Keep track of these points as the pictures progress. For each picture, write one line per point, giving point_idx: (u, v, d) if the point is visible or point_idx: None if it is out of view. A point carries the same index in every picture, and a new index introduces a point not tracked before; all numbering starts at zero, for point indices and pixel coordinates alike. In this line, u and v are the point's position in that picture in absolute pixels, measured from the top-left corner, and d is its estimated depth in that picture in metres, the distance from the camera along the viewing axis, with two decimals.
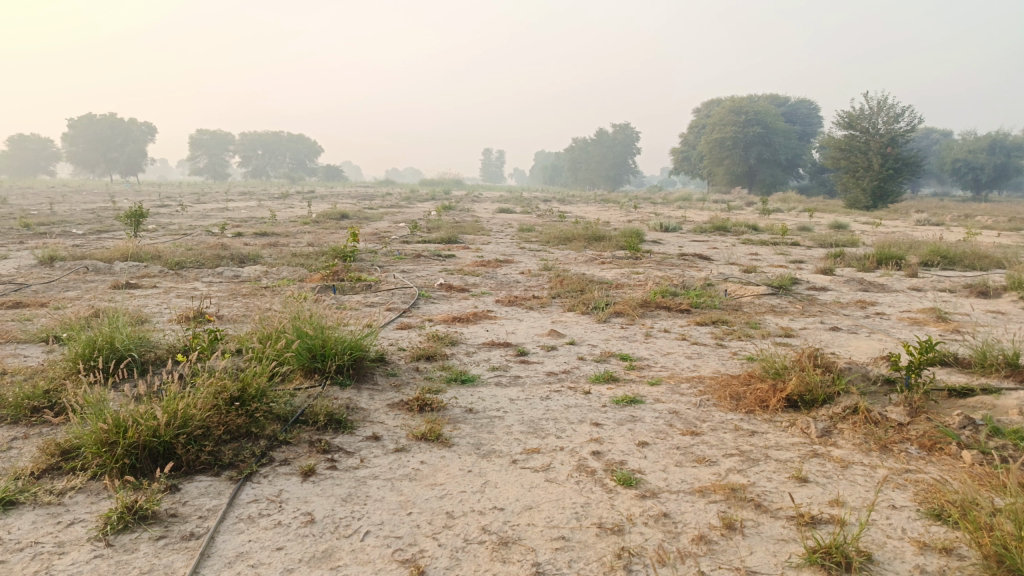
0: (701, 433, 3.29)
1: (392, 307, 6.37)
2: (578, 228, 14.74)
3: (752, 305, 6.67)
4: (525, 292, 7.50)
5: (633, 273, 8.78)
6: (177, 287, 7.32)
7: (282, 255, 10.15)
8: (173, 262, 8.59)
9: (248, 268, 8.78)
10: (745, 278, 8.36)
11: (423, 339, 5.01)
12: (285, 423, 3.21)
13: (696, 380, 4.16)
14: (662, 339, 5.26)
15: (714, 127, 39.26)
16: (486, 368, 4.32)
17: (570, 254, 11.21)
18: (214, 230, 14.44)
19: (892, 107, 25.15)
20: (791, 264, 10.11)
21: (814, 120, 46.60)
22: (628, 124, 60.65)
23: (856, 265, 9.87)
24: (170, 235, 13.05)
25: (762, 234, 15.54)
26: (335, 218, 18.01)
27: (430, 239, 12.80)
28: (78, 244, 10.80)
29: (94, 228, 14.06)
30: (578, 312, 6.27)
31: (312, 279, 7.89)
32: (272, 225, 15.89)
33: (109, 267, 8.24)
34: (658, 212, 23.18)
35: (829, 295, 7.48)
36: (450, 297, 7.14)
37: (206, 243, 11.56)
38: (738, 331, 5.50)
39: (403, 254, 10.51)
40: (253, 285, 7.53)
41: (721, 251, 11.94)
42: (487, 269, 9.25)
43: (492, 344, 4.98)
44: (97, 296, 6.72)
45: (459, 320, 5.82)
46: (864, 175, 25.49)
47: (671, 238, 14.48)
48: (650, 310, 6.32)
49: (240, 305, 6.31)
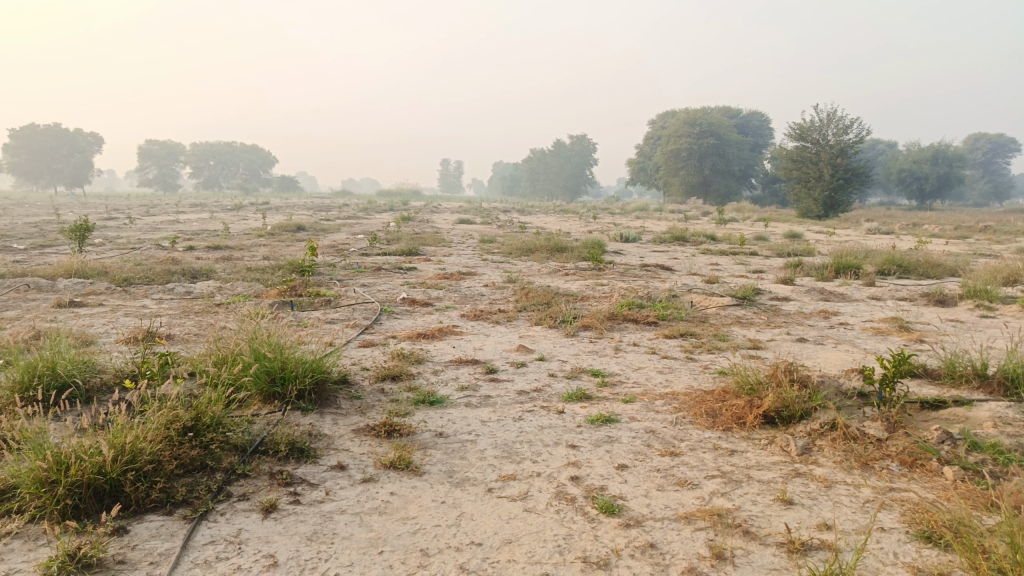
0: (679, 453, 3.20)
1: (354, 323, 6.17)
2: (539, 238, 14.66)
3: (719, 317, 6.64)
4: (489, 305, 7.36)
5: (598, 284, 8.72)
6: (125, 305, 6.99)
7: (237, 269, 9.82)
8: (120, 278, 8.22)
9: (201, 284, 8.45)
10: (709, 289, 8.36)
11: (388, 358, 4.83)
12: (244, 453, 3.00)
13: (671, 396, 4.08)
14: (632, 353, 5.18)
15: (669, 138, 39.81)
16: (454, 388, 4.16)
17: (533, 266, 11.11)
18: (165, 244, 13.97)
19: (841, 119, 25.80)
20: (752, 274, 10.18)
21: (766, 131, 47.59)
22: (585, 135, 61.07)
23: (816, 274, 9.98)
24: (118, 249, 12.56)
25: (721, 244, 15.67)
26: (291, 230, 17.61)
27: (390, 251, 12.58)
28: (19, 260, 10.29)
29: (37, 243, 13.45)
30: (545, 326, 6.15)
31: (269, 295, 7.63)
32: (226, 238, 15.44)
33: (52, 284, 7.84)
34: (618, 223, 23.29)
35: (792, 305, 7.51)
36: (413, 311, 6.97)
37: (157, 257, 11.15)
38: (707, 343, 5.45)
39: (363, 267, 10.27)
40: (207, 301, 7.23)
41: (682, 261, 11.99)
42: (450, 282, 9.08)
43: (459, 361, 4.83)
44: (39, 315, 6.36)
45: (424, 336, 5.65)
46: (815, 185, 26.02)
47: (633, 249, 14.52)
48: (618, 323, 6.24)
49: (193, 324, 6.03)
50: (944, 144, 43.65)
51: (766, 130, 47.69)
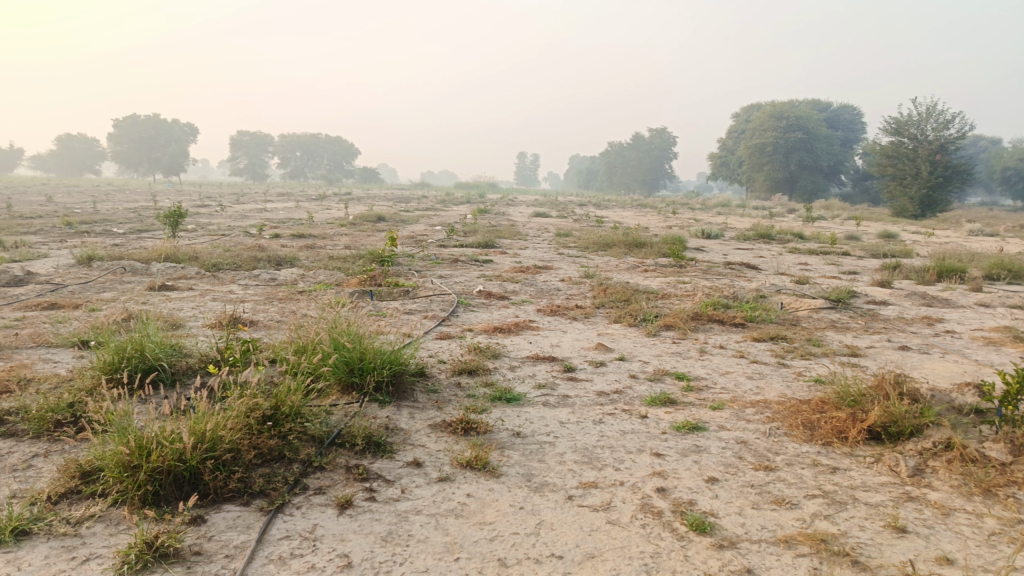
0: (775, 468, 2.97)
1: (431, 315, 6.13)
2: (617, 233, 14.39)
3: (811, 320, 6.28)
4: (567, 301, 7.20)
5: (680, 282, 8.43)
6: (212, 290, 7.18)
7: (319, 258, 10.00)
8: (209, 263, 8.48)
9: (284, 271, 8.63)
10: (798, 290, 7.96)
11: (464, 351, 4.75)
12: (321, 445, 2.96)
13: (762, 404, 3.83)
14: (719, 356, 4.92)
15: (754, 132, 38.55)
16: (532, 386, 4.03)
17: (611, 261, 10.87)
18: (252, 231, 14.42)
19: (942, 113, 24.31)
20: (845, 276, 9.64)
21: (858, 126, 45.44)
22: (665, 128, 59.83)
23: (915, 278, 9.35)
24: (208, 235, 13.05)
25: (809, 243, 14.97)
26: (370, 220, 17.90)
27: (467, 243, 12.59)
28: (118, 244, 10.80)
29: (135, 227, 14.14)
30: (625, 324, 5.95)
31: (348, 283, 7.71)
32: (309, 227, 15.83)
33: (146, 267, 8.16)
34: (699, 218, 22.63)
35: (891, 310, 7.04)
36: (490, 304, 6.88)
37: (244, 244, 11.49)
38: (800, 348, 5.14)
39: (441, 258, 10.28)
40: (289, 288, 7.37)
41: (768, 259, 11.51)
42: (527, 276, 8.96)
43: (537, 358, 4.70)
44: (133, 298, 6.60)
45: (500, 330, 5.56)
46: (911, 182, 24.62)
47: (714, 246, 14.06)
48: (702, 324, 5.98)
49: (275, 310, 6.13)
50: None
51: (858, 125, 45.54)
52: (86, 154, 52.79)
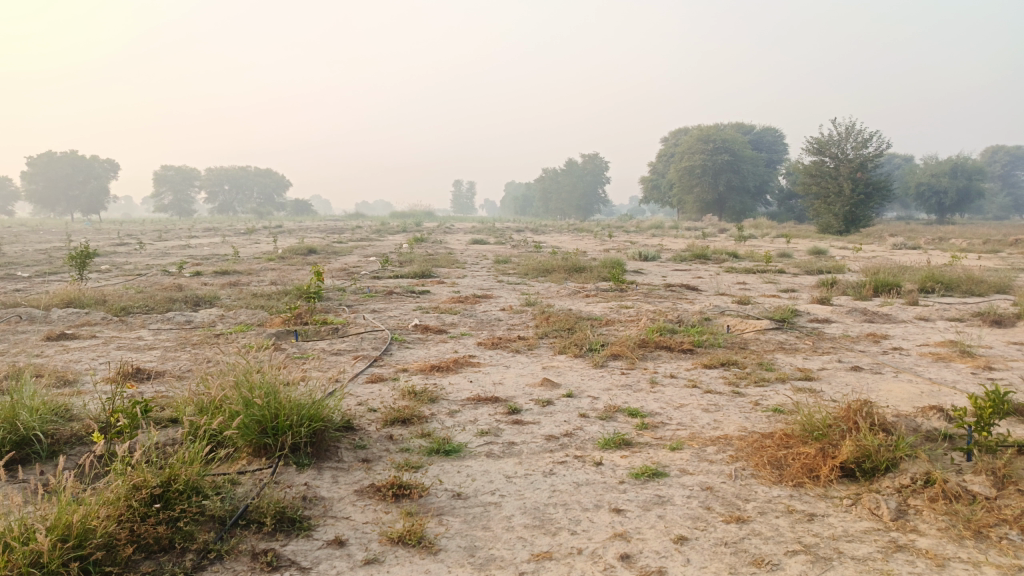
0: (748, 519, 2.65)
1: (361, 354, 5.68)
2: (555, 259, 14.16)
3: (759, 342, 6.09)
4: (507, 332, 6.84)
5: (622, 307, 8.19)
6: (119, 337, 6.54)
7: (242, 296, 9.37)
8: (118, 307, 7.80)
9: (203, 312, 8.00)
10: (743, 310, 7.81)
11: (397, 397, 4.31)
12: (222, 527, 2.48)
13: (724, 441, 3.53)
14: (671, 387, 4.63)
15: (683, 156, 39.40)
16: (474, 434, 3.62)
17: (551, 287, 10.60)
18: (172, 270, 13.57)
19: (860, 133, 25.25)
20: (785, 294, 9.60)
21: (781, 147, 47.06)
22: (597, 152, 60.80)
23: (852, 293, 9.37)
24: (123, 276, 12.20)
25: (745, 262, 15.09)
26: (301, 253, 17.23)
27: (402, 274, 12.12)
28: (19, 289, 9.92)
29: (41, 271, 13.13)
30: (570, 356, 5.61)
31: (272, 323, 7.15)
32: (235, 263, 15.06)
33: (45, 314, 7.41)
34: (635, 241, 22.76)
35: (836, 328, 6.93)
36: (426, 340, 6.45)
37: (161, 284, 10.73)
38: (753, 375, 4.91)
39: (374, 291, 9.80)
40: (206, 331, 6.76)
41: (708, 280, 11.42)
42: (465, 306, 8.58)
43: (477, 399, 4.30)
44: (24, 350, 5.92)
45: (437, 368, 5.13)
46: (835, 200, 25.36)
47: (653, 268, 13.97)
48: (650, 352, 5.70)
49: (187, 358, 5.56)
50: (962, 157, 42.98)
51: (781, 146, 47.15)
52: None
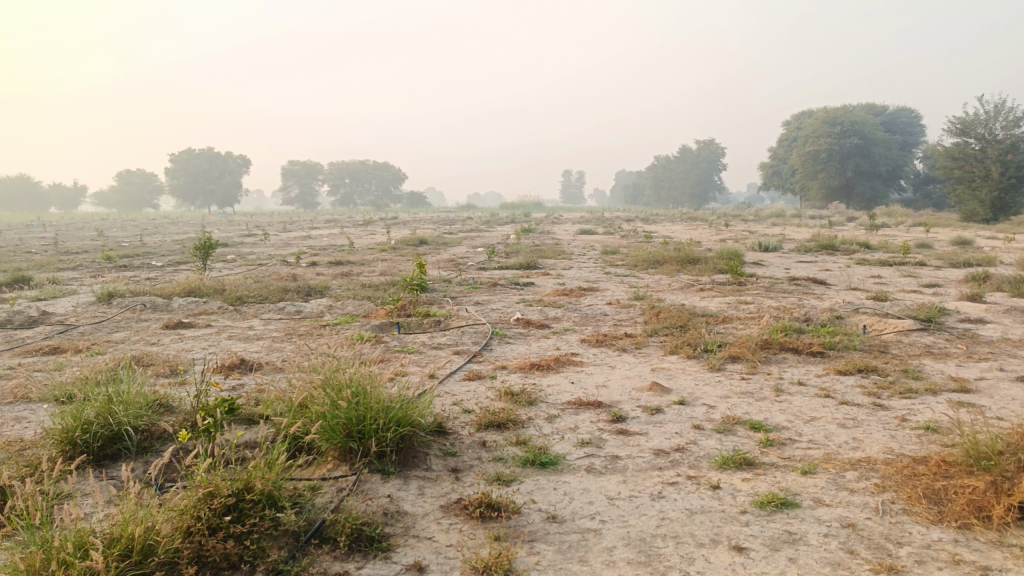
0: (903, 570, 2.18)
1: (461, 349, 5.47)
2: (667, 249, 13.55)
3: (901, 346, 5.39)
4: (614, 328, 6.46)
5: (741, 302, 7.60)
6: (231, 326, 6.67)
7: (351, 286, 9.46)
8: (233, 297, 8.03)
9: (312, 302, 8.10)
10: (880, 308, 7.02)
11: (493, 398, 4.06)
12: (295, 544, 2.29)
13: (867, 467, 3.03)
14: (799, 397, 4.12)
15: (806, 140, 37.16)
16: (574, 445, 3.30)
17: (662, 280, 10.07)
18: (290, 260, 14.03)
19: (1012, 110, 22.77)
20: (927, 290, 8.64)
21: (917, 129, 43.44)
22: (712, 139, 58.62)
23: (1009, 288, 8.29)
24: (245, 266, 12.73)
25: (877, 253, 13.87)
26: (412, 244, 17.45)
27: (509, 265, 11.94)
28: (150, 278, 10.49)
29: (173, 260, 13.95)
30: (682, 357, 5.16)
31: (376, 314, 7.10)
32: (349, 253, 15.39)
33: (167, 303, 7.72)
34: (753, 231, 21.59)
35: (993, 330, 6.07)
36: (528, 334, 6.18)
37: (277, 274, 11.05)
38: (897, 385, 4.30)
39: (478, 283, 9.65)
40: (312, 322, 6.80)
41: (836, 273, 10.51)
42: (570, 299, 8.24)
43: (579, 404, 3.97)
44: (144, 338, 6.12)
45: (538, 367, 4.84)
46: (981, 185, 22.98)
47: (774, 259, 13.08)
48: (773, 354, 5.16)
49: (290, 348, 5.55)
50: None
51: (917, 127, 43.53)
52: (146, 189, 54.45)
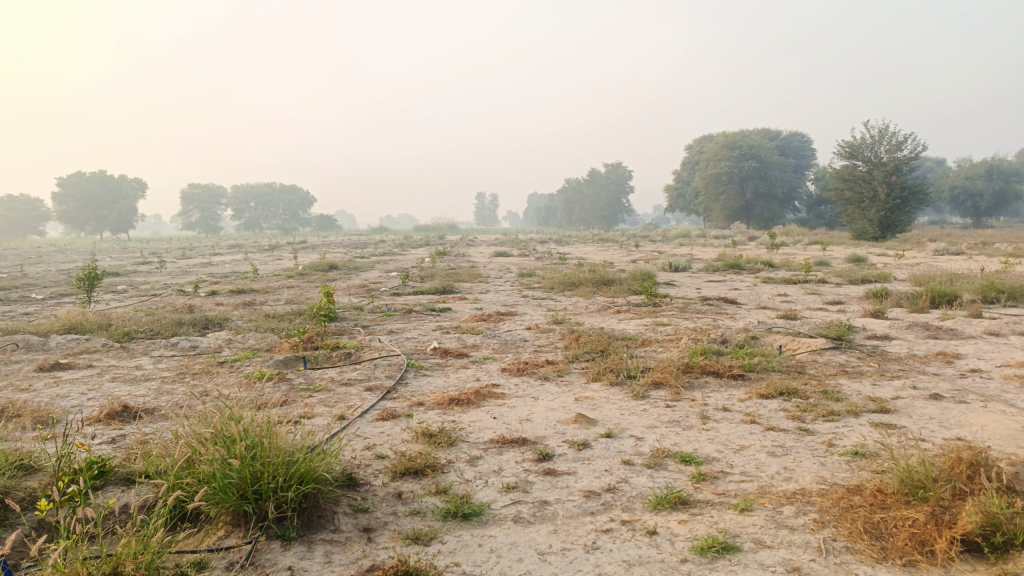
0: None
1: (373, 384, 5.12)
2: (582, 271, 13.54)
3: (816, 366, 5.43)
4: (534, 355, 6.25)
5: (659, 324, 7.57)
6: (116, 367, 6.05)
7: (255, 317, 8.89)
8: (120, 333, 7.35)
9: (210, 336, 7.52)
10: (792, 327, 7.13)
11: (409, 440, 3.75)
12: None
13: (803, 500, 2.92)
14: (726, 424, 4.01)
15: (708, 163, 38.62)
16: (498, 491, 3.04)
17: (580, 302, 10.00)
18: (187, 289, 13.17)
19: (894, 135, 24.35)
20: (832, 307, 8.92)
21: (809, 152, 46.00)
22: (619, 162, 60.19)
23: (907, 304, 8.65)
24: (137, 297, 11.83)
25: (781, 272, 14.35)
26: (322, 270, 16.80)
27: (423, 290, 11.60)
28: (25, 313, 9.54)
29: (55, 292, 12.81)
30: (605, 384, 5.00)
31: (281, 348, 6.64)
32: (254, 281, 14.63)
33: (43, 342, 6.97)
34: (663, 251, 22.06)
35: (899, 347, 6.24)
36: (445, 365, 5.89)
37: (172, 305, 10.29)
38: (820, 407, 4.27)
39: (392, 310, 9.28)
40: (210, 359, 6.27)
41: (746, 293, 10.74)
42: (488, 326, 8.00)
43: (502, 442, 3.72)
44: (12, 383, 5.46)
45: (457, 401, 4.56)
46: (869, 205, 24.39)
47: (686, 279, 13.30)
48: (696, 378, 5.07)
49: (182, 391, 5.04)
50: (998, 161, 41.89)
51: (808, 151, 46.11)
52: (30, 215, 50.67)
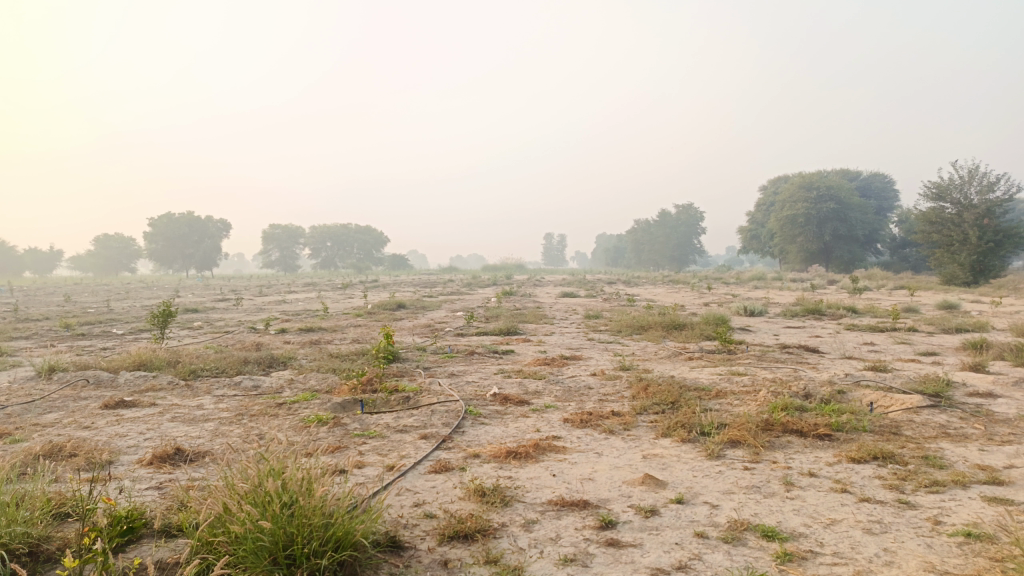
0: None
1: (429, 432, 4.90)
2: (652, 314, 13.12)
3: (913, 427, 4.89)
4: (599, 405, 5.92)
5: (734, 374, 7.11)
6: (178, 406, 6.04)
7: (319, 357, 8.87)
8: (187, 370, 7.40)
9: (272, 376, 7.50)
10: (881, 381, 6.56)
11: (461, 497, 3.49)
12: None
13: None
14: (812, 492, 3.59)
15: (784, 205, 37.53)
16: (554, 564, 2.74)
17: (648, 347, 9.60)
18: (258, 326, 13.39)
19: (985, 176, 23.07)
20: (925, 358, 8.23)
21: (891, 194, 44.16)
22: (691, 204, 59.32)
23: (1011, 357, 7.91)
24: (210, 333, 12.10)
25: (865, 318, 13.56)
26: (390, 308, 16.92)
27: (487, 331, 11.42)
28: (102, 348, 9.82)
29: (135, 328, 13.24)
30: (675, 441, 4.63)
31: (340, 390, 6.52)
32: (322, 319, 14.81)
33: (113, 378, 7.08)
34: (736, 294, 21.33)
35: (1007, 406, 5.61)
36: (505, 413, 5.63)
37: (241, 343, 10.42)
38: (921, 476, 3.79)
39: (455, 351, 9.11)
40: (269, 399, 6.20)
41: (828, 340, 10.10)
42: (551, 370, 7.71)
43: (561, 504, 3.42)
44: (77, 420, 5.50)
45: (514, 454, 4.27)
46: (959, 249, 23.01)
47: (762, 325, 12.68)
48: (777, 437, 4.63)
49: (237, 432, 4.93)
50: None
51: (891, 192, 44.28)
52: (123, 253, 53.55)
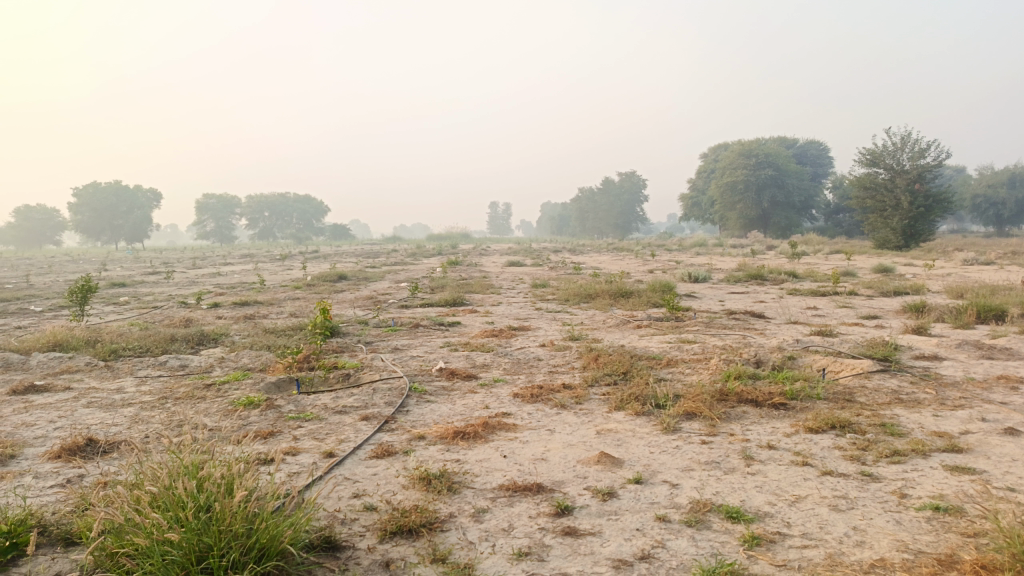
0: None
1: (370, 413, 4.58)
2: (599, 281, 12.98)
3: (866, 393, 4.83)
4: (549, 377, 5.70)
5: (684, 341, 7.00)
6: (96, 389, 5.57)
7: (254, 332, 8.39)
8: (107, 350, 6.87)
9: (202, 354, 7.04)
10: (830, 346, 6.54)
11: (404, 485, 3.22)
12: None
13: None
14: (774, 467, 3.44)
15: (724, 172, 37.96)
16: (507, 561, 2.49)
17: (597, 316, 9.44)
18: (190, 302, 12.71)
19: (917, 142, 23.65)
20: (869, 322, 8.29)
21: (826, 160, 45.20)
22: (633, 171, 59.58)
23: (950, 319, 8.02)
24: (137, 309, 11.39)
25: (807, 283, 13.74)
26: (331, 280, 16.35)
27: (432, 302, 11.09)
28: (14, 328, 9.09)
29: (54, 305, 12.38)
30: (630, 414, 4.44)
31: (275, 368, 6.12)
32: (259, 293, 14.21)
33: (23, 361, 6.50)
34: (680, 261, 21.44)
35: (953, 369, 5.62)
36: (451, 389, 5.35)
37: (168, 319, 9.81)
38: (881, 446, 3.68)
39: (398, 324, 8.77)
40: (197, 380, 5.77)
41: (773, 306, 10.13)
42: (499, 342, 7.47)
43: (513, 489, 3.17)
44: None
45: (461, 435, 4.01)
46: (892, 214, 23.64)
47: (708, 291, 12.68)
48: (733, 408, 4.50)
49: (159, 418, 4.53)
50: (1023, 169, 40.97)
51: (826, 159, 45.31)
52: (46, 224, 50.70)
